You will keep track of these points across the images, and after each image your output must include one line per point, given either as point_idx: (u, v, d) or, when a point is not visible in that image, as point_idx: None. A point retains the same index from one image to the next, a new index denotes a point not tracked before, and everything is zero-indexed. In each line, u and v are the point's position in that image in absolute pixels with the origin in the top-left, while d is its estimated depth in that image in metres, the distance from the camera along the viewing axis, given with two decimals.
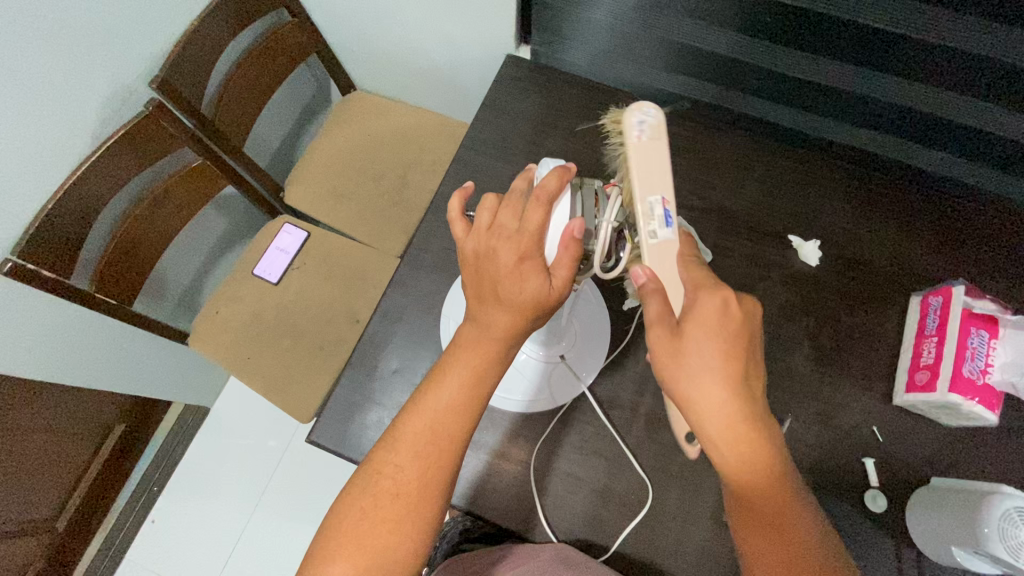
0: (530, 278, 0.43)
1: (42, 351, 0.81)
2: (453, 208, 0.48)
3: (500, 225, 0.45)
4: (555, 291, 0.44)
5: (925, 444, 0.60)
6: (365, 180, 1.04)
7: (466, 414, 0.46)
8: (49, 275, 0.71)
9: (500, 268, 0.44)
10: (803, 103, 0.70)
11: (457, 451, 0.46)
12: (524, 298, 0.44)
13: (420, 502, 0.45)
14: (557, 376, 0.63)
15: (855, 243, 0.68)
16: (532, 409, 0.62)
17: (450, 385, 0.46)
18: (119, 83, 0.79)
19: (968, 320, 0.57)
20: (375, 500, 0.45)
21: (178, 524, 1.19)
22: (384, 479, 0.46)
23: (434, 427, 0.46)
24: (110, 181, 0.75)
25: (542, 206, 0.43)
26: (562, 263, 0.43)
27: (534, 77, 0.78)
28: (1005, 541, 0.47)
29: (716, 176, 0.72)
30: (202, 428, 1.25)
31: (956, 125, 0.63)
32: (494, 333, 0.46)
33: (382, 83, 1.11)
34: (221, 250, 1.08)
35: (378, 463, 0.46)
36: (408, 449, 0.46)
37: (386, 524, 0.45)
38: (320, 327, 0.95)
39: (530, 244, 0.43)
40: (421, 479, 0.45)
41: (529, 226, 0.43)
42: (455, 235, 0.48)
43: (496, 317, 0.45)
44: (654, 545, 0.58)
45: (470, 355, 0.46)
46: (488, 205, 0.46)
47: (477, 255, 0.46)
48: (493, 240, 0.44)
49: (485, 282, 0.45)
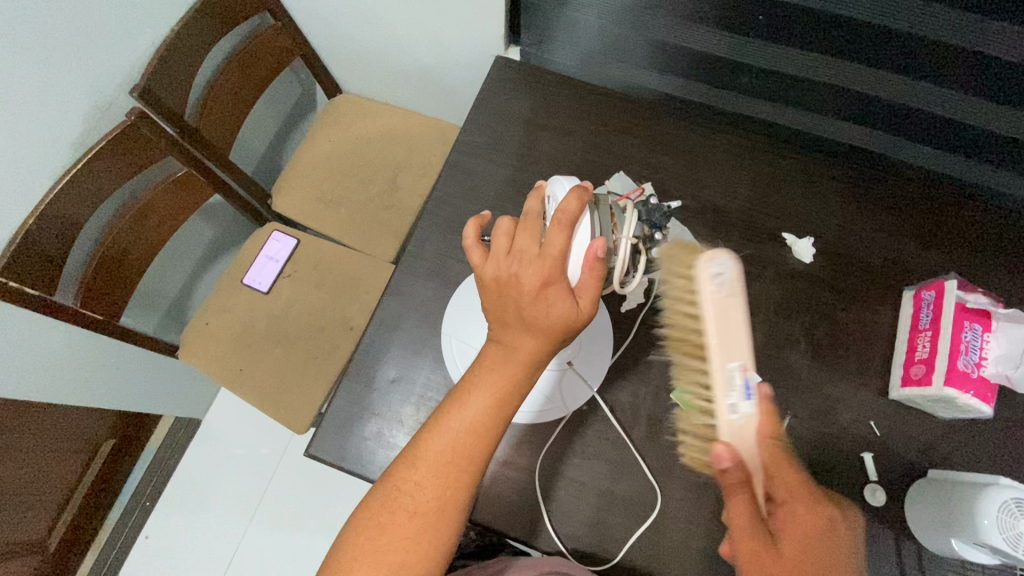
0: (556, 302, 0.43)
1: (24, 368, 0.79)
2: (469, 235, 0.47)
3: (520, 249, 0.45)
4: (583, 313, 0.44)
5: (921, 436, 0.61)
6: (354, 184, 1.02)
7: (489, 435, 0.46)
8: (33, 291, 0.69)
9: (524, 294, 0.44)
10: (794, 100, 0.70)
11: (478, 470, 0.46)
12: (551, 322, 0.44)
13: (438, 521, 0.45)
14: (562, 383, 0.63)
15: (849, 238, 0.69)
16: (544, 418, 0.62)
17: (474, 404, 0.46)
18: (98, 92, 0.77)
19: (961, 314, 0.57)
20: (391, 516, 0.45)
21: (172, 537, 1.17)
22: (402, 496, 0.45)
23: (454, 447, 0.45)
24: (92, 193, 0.73)
25: (564, 229, 0.43)
26: (587, 285, 0.44)
27: (524, 78, 0.78)
28: (1004, 531, 0.48)
29: (710, 175, 0.72)
30: (193, 439, 1.23)
31: (951, 120, 0.64)
32: (520, 355, 0.46)
33: (369, 85, 1.10)
34: (207, 259, 1.05)
35: (395, 479, 0.46)
36: (428, 467, 0.45)
37: (403, 541, 0.44)
38: (313, 336, 0.94)
39: (553, 268, 0.43)
40: (440, 498, 0.45)
41: (552, 249, 0.43)
42: (471, 262, 0.47)
43: (522, 340, 0.45)
44: (659, 548, 0.58)
45: (495, 376, 0.46)
46: (504, 229, 0.46)
47: (497, 281, 0.45)
48: (515, 266, 0.44)
49: (510, 309, 0.45)
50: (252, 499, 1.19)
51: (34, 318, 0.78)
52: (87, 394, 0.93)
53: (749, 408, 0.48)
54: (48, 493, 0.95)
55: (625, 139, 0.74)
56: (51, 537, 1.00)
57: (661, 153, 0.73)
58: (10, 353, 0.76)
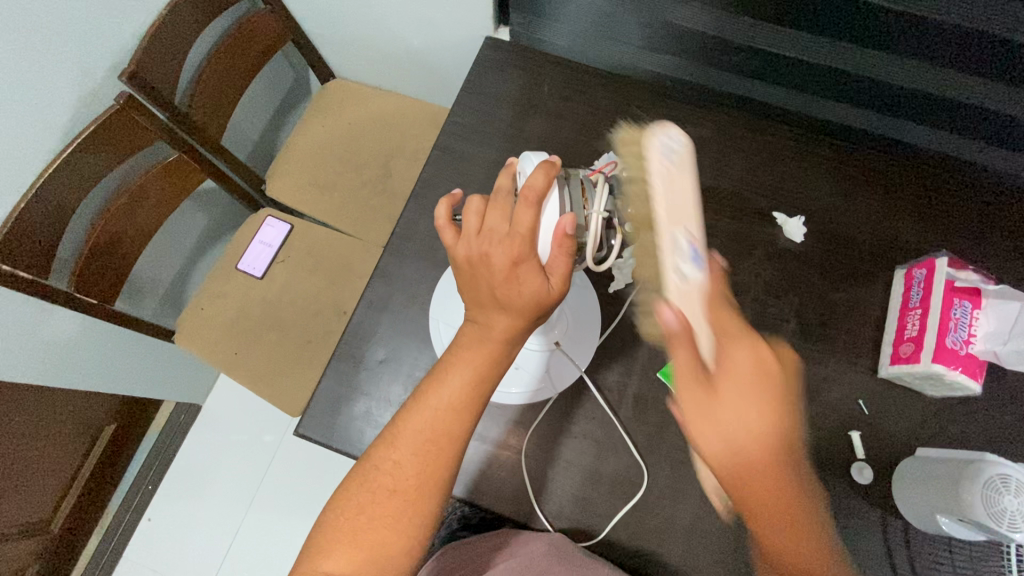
0: (527, 280, 0.43)
1: (20, 352, 0.80)
2: (440, 215, 0.47)
3: (490, 229, 0.44)
4: (554, 292, 0.44)
5: (909, 414, 0.61)
6: (346, 170, 1.02)
7: (467, 414, 0.46)
8: (25, 275, 0.70)
9: (495, 274, 0.44)
10: (785, 79, 0.69)
11: (457, 448, 0.46)
12: (524, 302, 0.44)
13: (417, 499, 0.45)
14: (551, 362, 0.63)
15: (841, 217, 0.68)
16: (534, 399, 0.62)
17: (453, 380, 0.46)
18: (87, 78, 0.77)
19: (949, 292, 0.57)
20: (371, 495, 0.45)
21: (175, 520, 1.19)
22: (382, 475, 0.45)
23: (434, 424, 0.45)
24: (84, 179, 0.74)
25: (532, 206, 0.43)
26: (558, 260, 0.44)
27: (513, 58, 0.77)
28: (988, 507, 0.48)
29: (700, 154, 0.71)
30: (194, 425, 1.24)
31: (943, 99, 0.63)
32: (494, 334, 0.46)
33: (361, 69, 1.09)
34: (202, 245, 1.06)
35: (375, 459, 0.46)
36: (406, 446, 0.46)
37: (383, 520, 0.45)
38: (307, 320, 0.94)
39: (523, 247, 0.43)
40: (419, 476, 0.45)
41: (521, 227, 0.43)
42: (443, 242, 0.46)
43: (496, 319, 0.45)
44: (644, 525, 0.58)
45: (472, 355, 0.46)
46: (474, 207, 0.45)
47: (469, 262, 0.45)
48: (485, 245, 0.44)
49: (482, 288, 0.45)
50: (252, 484, 1.21)
51: (30, 303, 0.79)
52: (85, 379, 0.94)
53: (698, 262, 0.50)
54: (51, 475, 0.97)
55: (615, 119, 0.73)
56: (55, 519, 1.03)
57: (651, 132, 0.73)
58: (8, 337, 0.77)
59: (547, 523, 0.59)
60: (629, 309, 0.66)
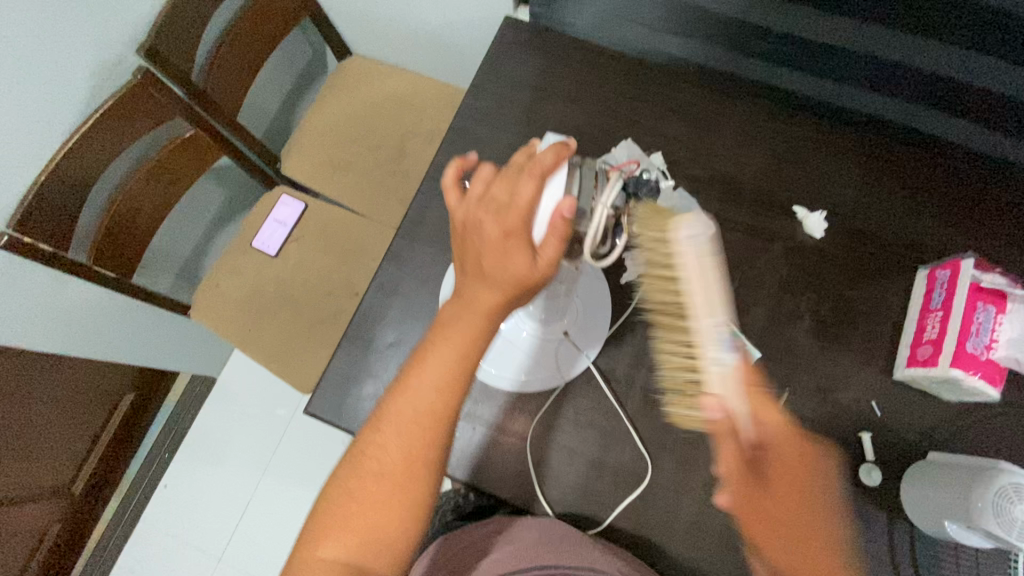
0: (514, 255, 0.41)
1: (40, 322, 0.82)
2: (448, 175, 0.46)
3: (491, 196, 0.42)
4: (538, 273, 0.41)
5: (923, 417, 0.60)
6: (361, 149, 1.02)
7: (449, 394, 0.45)
8: (46, 248, 0.72)
9: (486, 242, 0.42)
10: (815, 66, 0.68)
11: (444, 428, 0.46)
12: (506, 277, 0.41)
13: (406, 482, 0.45)
14: (557, 352, 0.63)
15: (865, 214, 0.66)
16: (528, 389, 0.62)
17: (433, 361, 0.45)
18: (105, 53, 0.77)
19: (974, 294, 0.55)
20: (362, 482, 0.45)
21: (189, 487, 1.22)
22: (371, 461, 0.46)
23: (416, 405, 0.45)
24: (106, 154, 0.74)
25: (535, 180, 0.41)
26: (549, 243, 0.41)
27: (533, 38, 0.75)
28: (998, 516, 0.47)
29: (722, 144, 0.69)
30: (209, 396, 1.27)
31: (964, 80, 0.62)
32: (477, 309, 0.44)
33: (379, 47, 1.08)
34: (218, 221, 1.07)
35: (364, 442, 0.46)
36: (391, 429, 0.45)
37: (375, 505, 0.45)
38: (320, 299, 0.95)
39: (518, 220, 0.41)
40: (405, 458, 0.45)
41: (520, 199, 0.41)
42: (447, 202, 0.45)
43: (480, 293, 0.43)
44: (646, 517, 0.58)
45: (452, 333, 0.45)
46: (483, 174, 0.44)
47: (464, 226, 0.43)
48: (482, 211, 0.42)
49: (470, 255, 0.43)
50: (263, 456, 1.23)
51: (53, 276, 0.81)
52: (102, 349, 0.96)
53: (732, 362, 0.41)
54: (69, 440, 1.01)
55: (633, 105, 0.71)
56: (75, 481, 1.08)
57: (670, 119, 0.71)
58: (30, 308, 0.80)
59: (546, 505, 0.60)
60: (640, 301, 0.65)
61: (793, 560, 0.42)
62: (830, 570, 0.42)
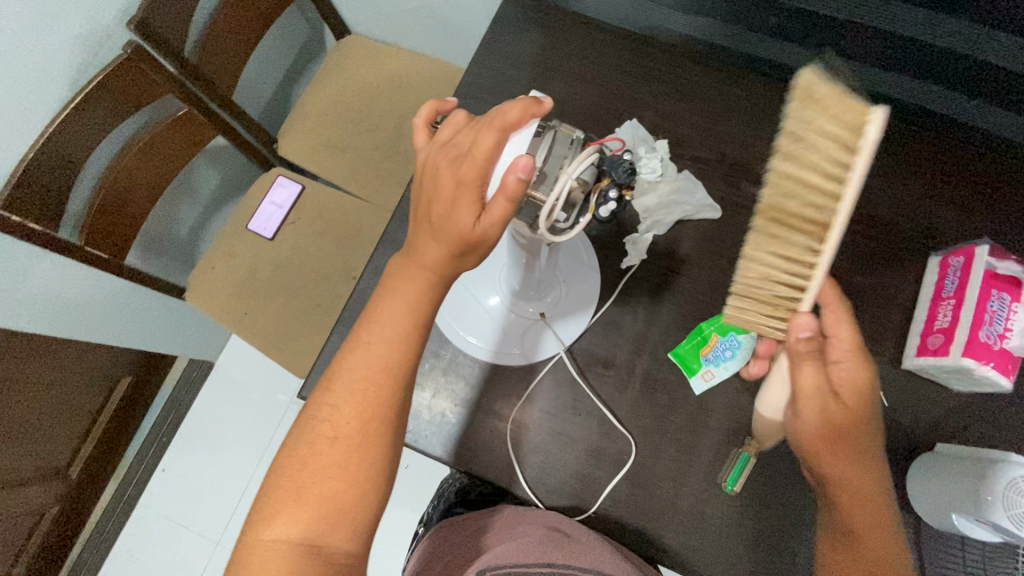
0: (460, 208, 0.39)
1: (32, 303, 0.81)
2: (422, 116, 0.44)
3: (453, 144, 0.40)
4: (480, 232, 0.39)
5: (932, 408, 0.58)
6: (359, 130, 0.99)
7: (402, 347, 0.44)
8: (35, 227, 0.70)
9: (438, 191, 0.40)
10: (823, 44, 0.64)
11: (398, 383, 0.45)
12: (449, 229, 0.40)
13: (361, 442, 0.44)
14: (534, 329, 0.63)
15: (873, 199, 0.64)
16: (498, 360, 0.62)
17: (383, 314, 0.44)
18: (94, 28, 0.75)
19: (989, 282, 0.53)
20: (313, 446, 0.44)
21: (187, 472, 1.22)
22: (322, 423, 0.44)
23: (368, 360, 0.44)
24: (96, 132, 0.72)
25: (495, 132, 0.38)
26: (497, 203, 0.37)
27: (535, 14, 0.72)
28: (1007, 509, 0.47)
29: (728, 126, 0.67)
30: (207, 381, 1.27)
31: (985, 63, 0.58)
32: (423, 263, 0.43)
33: (378, 25, 1.05)
34: (213, 203, 1.05)
35: (313, 407, 0.45)
36: (342, 388, 0.44)
37: (328, 469, 0.43)
38: (317, 283, 0.94)
39: (471, 172, 0.38)
40: (358, 418, 0.44)
41: (477, 152, 0.38)
42: (415, 143, 0.44)
43: (426, 246, 0.42)
44: (645, 507, 0.57)
45: (401, 287, 0.44)
46: (455, 121, 0.42)
47: (423, 169, 0.42)
48: (439, 157, 0.40)
49: (423, 201, 0.41)
50: (261, 441, 1.23)
51: (44, 257, 0.80)
52: (96, 332, 0.95)
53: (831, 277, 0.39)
54: (64, 423, 1.01)
55: (637, 84, 0.69)
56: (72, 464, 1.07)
57: (676, 100, 0.68)
58: (21, 289, 0.78)
59: (534, 496, 0.58)
60: (642, 287, 0.64)
61: (844, 472, 0.46)
62: (862, 480, 0.46)
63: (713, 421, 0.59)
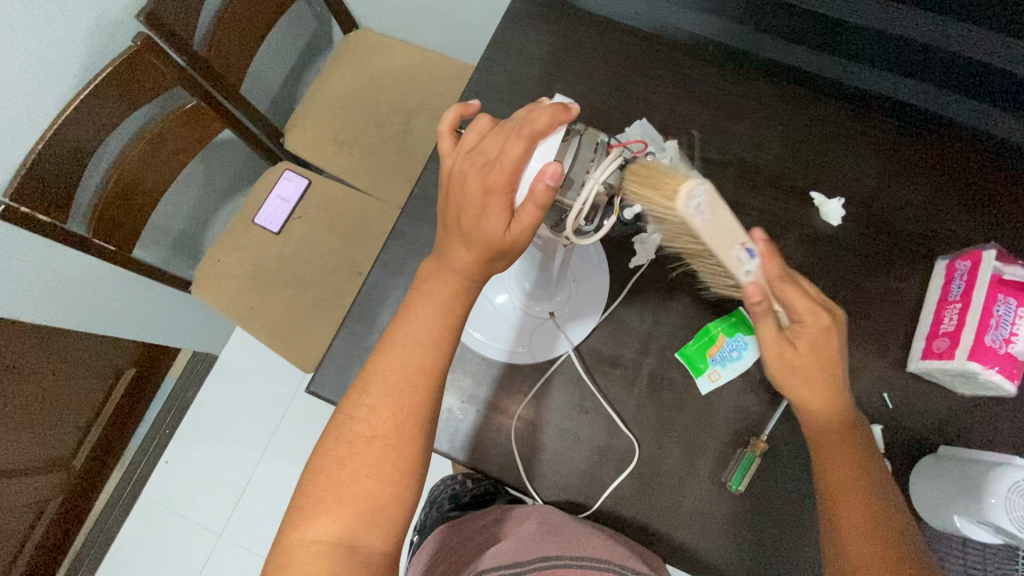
0: (491, 215, 0.39)
1: (40, 295, 0.82)
2: (446, 120, 0.43)
3: (480, 151, 0.40)
4: (511, 239, 0.39)
5: (936, 410, 0.58)
6: (366, 125, 0.99)
7: (436, 348, 0.45)
8: (45, 218, 0.70)
9: (467, 198, 0.40)
10: (834, 45, 0.65)
11: (433, 383, 0.45)
12: (479, 236, 0.40)
13: (398, 442, 0.44)
14: (547, 328, 0.63)
15: (883, 200, 0.64)
16: (513, 360, 0.62)
17: (419, 317, 0.45)
18: (103, 18, 0.75)
19: (995, 287, 0.54)
20: (351, 447, 0.44)
21: (190, 463, 1.22)
22: (358, 424, 0.44)
23: (404, 361, 0.45)
24: (105, 123, 0.72)
25: (524, 140, 0.37)
26: (526, 210, 0.37)
27: (547, 12, 0.72)
28: (1010, 511, 0.48)
29: (738, 126, 0.67)
30: (211, 373, 1.27)
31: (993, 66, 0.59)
32: (453, 266, 0.44)
33: (386, 20, 1.05)
34: (219, 196, 1.05)
35: (348, 408, 0.45)
36: (379, 389, 0.45)
37: (365, 471, 0.44)
38: (323, 277, 0.94)
39: (500, 180, 0.38)
40: (394, 418, 0.44)
41: (506, 160, 0.38)
42: (439, 149, 0.43)
43: (455, 250, 0.43)
44: (651, 504, 0.58)
45: (434, 290, 0.45)
46: (479, 126, 0.41)
47: (450, 175, 0.42)
48: (467, 164, 0.40)
49: (451, 207, 0.42)
50: (264, 433, 1.23)
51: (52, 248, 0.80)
52: (104, 324, 0.95)
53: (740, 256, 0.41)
54: (68, 413, 1.01)
55: (648, 83, 0.69)
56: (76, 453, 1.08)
57: (687, 99, 0.68)
58: (29, 279, 0.79)
59: (537, 494, 0.58)
60: (649, 287, 0.64)
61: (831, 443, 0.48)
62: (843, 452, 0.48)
63: (718, 421, 0.60)
